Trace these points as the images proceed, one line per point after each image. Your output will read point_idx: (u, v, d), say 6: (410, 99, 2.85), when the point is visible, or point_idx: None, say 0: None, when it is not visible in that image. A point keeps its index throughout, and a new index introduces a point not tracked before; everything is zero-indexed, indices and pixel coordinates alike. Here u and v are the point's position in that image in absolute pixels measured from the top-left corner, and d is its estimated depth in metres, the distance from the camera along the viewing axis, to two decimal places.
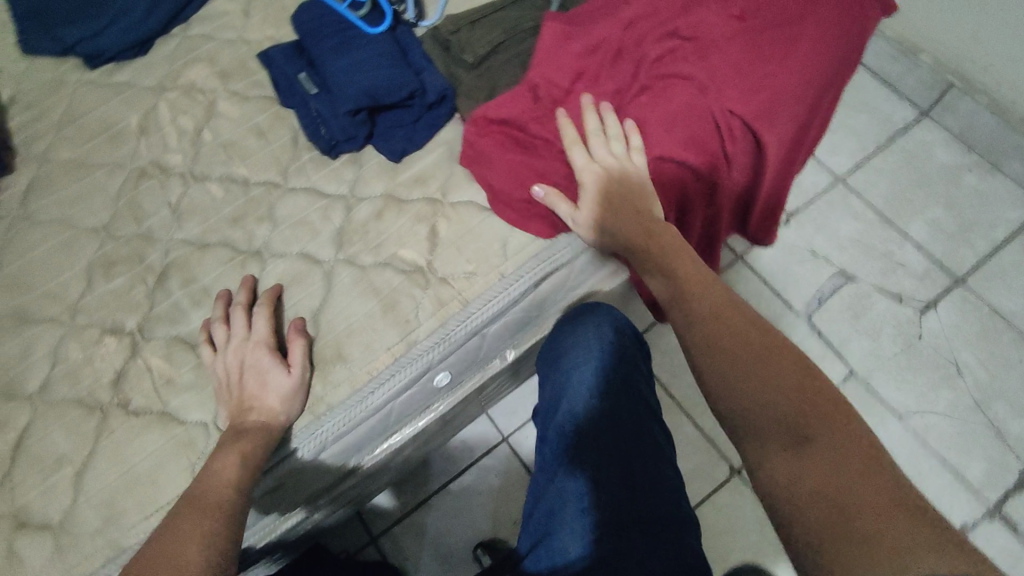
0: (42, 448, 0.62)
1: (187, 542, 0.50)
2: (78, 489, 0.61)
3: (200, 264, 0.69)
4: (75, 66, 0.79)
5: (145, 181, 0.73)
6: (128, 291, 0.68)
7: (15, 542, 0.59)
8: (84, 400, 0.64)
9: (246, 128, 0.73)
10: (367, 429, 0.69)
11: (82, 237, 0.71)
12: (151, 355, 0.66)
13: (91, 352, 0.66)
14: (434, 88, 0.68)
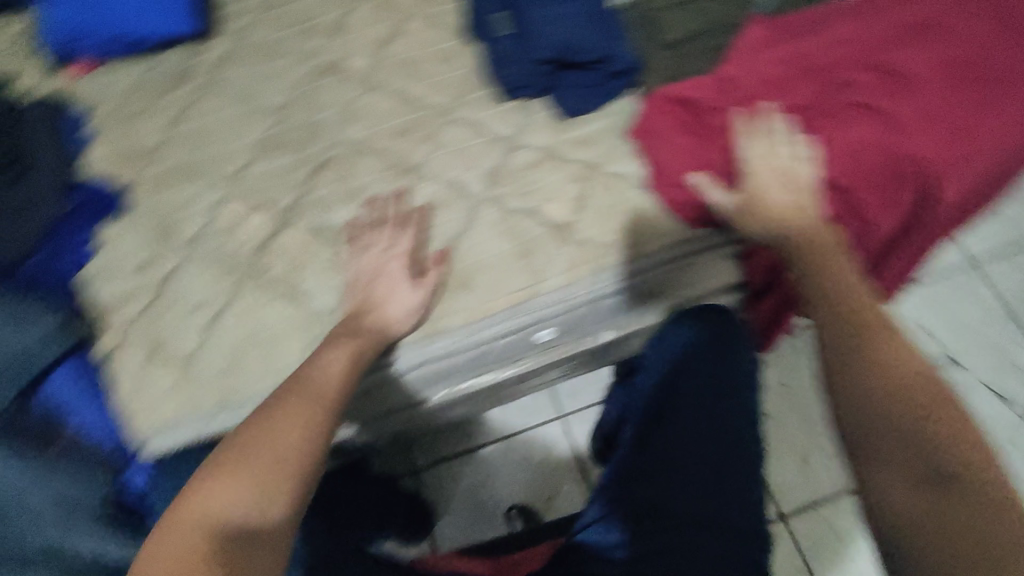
0: (185, 290, 0.68)
1: (290, 424, 0.51)
2: (207, 334, 0.66)
3: (358, 165, 0.72)
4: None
5: (327, 77, 0.76)
6: (288, 173, 0.72)
7: (149, 364, 0.66)
8: (229, 259, 0.69)
9: (431, 51, 0.76)
10: (466, 364, 0.70)
11: (259, 112, 0.75)
12: (296, 235, 0.70)
13: (244, 218, 0.71)
14: (622, 60, 0.69)
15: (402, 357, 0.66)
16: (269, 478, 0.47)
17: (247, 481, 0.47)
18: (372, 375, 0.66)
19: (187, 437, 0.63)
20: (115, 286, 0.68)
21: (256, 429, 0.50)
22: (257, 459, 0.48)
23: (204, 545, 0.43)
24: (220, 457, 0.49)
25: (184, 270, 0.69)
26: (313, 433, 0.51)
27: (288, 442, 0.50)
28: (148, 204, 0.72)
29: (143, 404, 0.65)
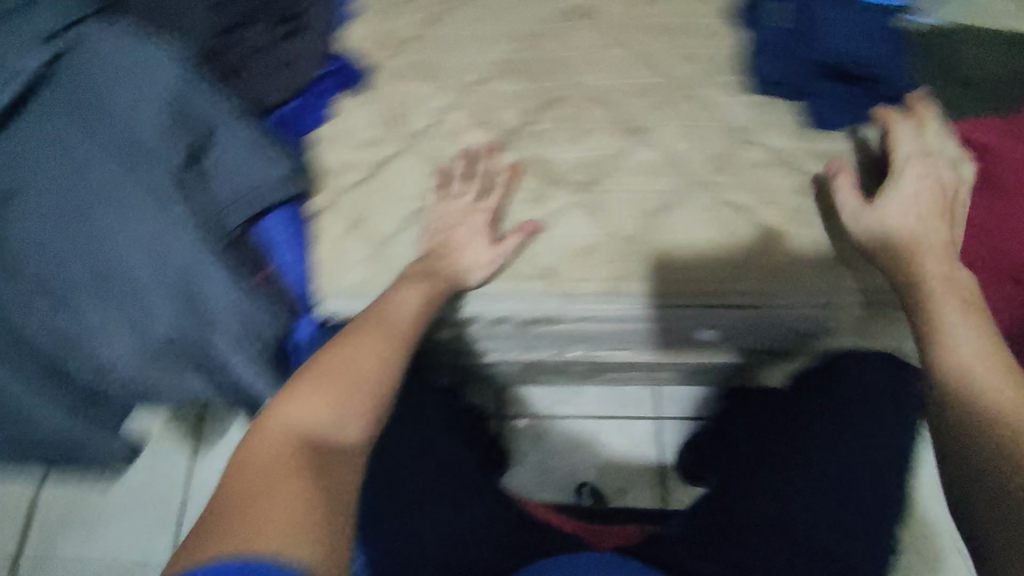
0: (398, 176, 0.71)
1: (364, 355, 0.55)
2: (406, 224, 0.70)
3: (586, 111, 0.73)
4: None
5: (581, 18, 0.77)
6: (519, 98, 0.74)
7: (348, 233, 0.69)
8: (444, 160, 0.72)
9: (690, 23, 0.75)
10: (624, 330, 0.70)
11: (508, 34, 0.77)
12: (509, 159, 0.72)
13: (467, 128, 0.73)
14: (895, 86, 0.68)
15: (568, 307, 0.67)
16: (348, 398, 0.51)
17: (330, 399, 0.50)
18: (532, 312, 0.68)
19: (357, 307, 0.69)
20: (339, 152, 0.72)
21: (331, 358, 0.54)
22: (337, 381, 0.52)
23: (297, 444, 0.46)
24: (301, 378, 0.52)
25: (401, 159, 0.72)
26: (383, 365, 0.55)
27: (363, 370, 0.54)
28: (385, 87, 0.75)
29: (334, 267, 0.69)
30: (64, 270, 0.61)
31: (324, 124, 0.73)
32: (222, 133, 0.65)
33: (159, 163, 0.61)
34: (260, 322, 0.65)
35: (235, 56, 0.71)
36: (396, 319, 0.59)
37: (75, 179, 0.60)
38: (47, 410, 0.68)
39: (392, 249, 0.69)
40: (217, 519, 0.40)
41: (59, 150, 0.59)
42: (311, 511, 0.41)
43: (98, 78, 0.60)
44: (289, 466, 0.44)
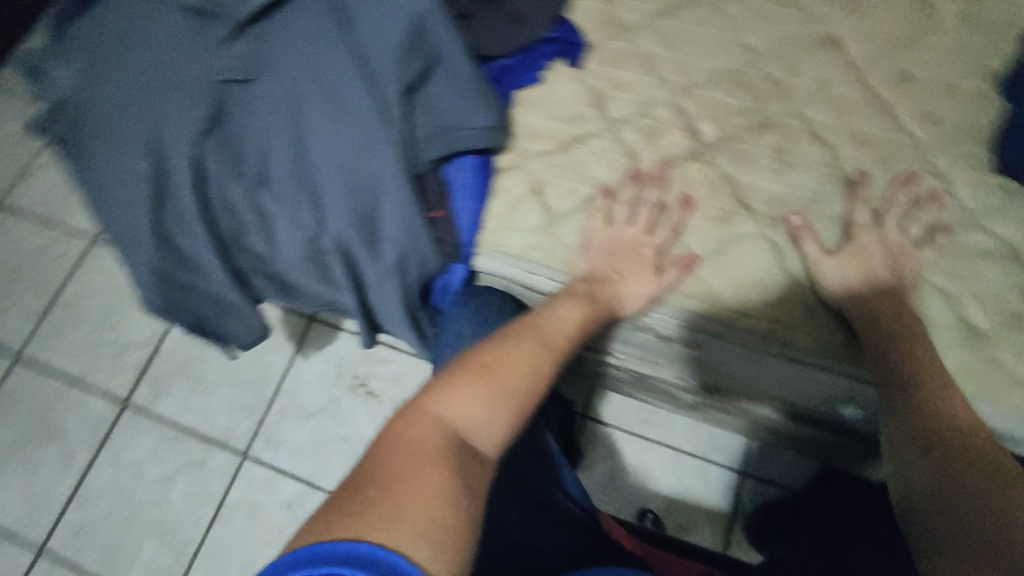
0: (586, 159, 0.70)
1: (521, 364, 0.55)
2: (582, 208, 0.69)
3: (799, 145, 0.68)
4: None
5: (822, 46, 0.72)
6: (731, 114, 0.71)
7: (524, 200, 0.69)
8: (634, 156, 0.70)
9: (942, 81, 0.69)
10: (761, 372, 0.68)
11: (738, 44, 0.73)
12: (704, 173, 0.68)
13: (670, 129, 0.71)
14: None
15: (723, 336, 0.65)
16: (497, 404, 0.51)
17: (482, 400, 0.51)
18: (684, 327, 0.66)
19: (511, 275, 0.69)
20: (537, 119, 0.72)
21: (490, 356, 0.54)
22: (492, 382, 0.52)
23: (444, 438, 0.47)
24: (458, 369, 0.53)
25: (596, 141, 0.71)
26: (534, 378, 0.55)
27: (516, 378, 0.54)
28: (600, 66, 0.74)
29: (501, 227, 0.69)
30: (276, 150, 0.65)
31: (531, 87, 0.73)
32: (445, 66, 0.66)
33: (387, 76, 0.63)
34: (423, 250, 0.67)
35: (471, 1, 0.72)
36: (555, 333, 0.59)
37: (311, 70, 0.63)
38: (212, 273, 0.72)
39: (564, 229, 0.68)
40: (358, 492, 0.41)
41: (306, 41, 0.63)
42: (443, 508, 0.42)
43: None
44: (434, 457, 0.45)
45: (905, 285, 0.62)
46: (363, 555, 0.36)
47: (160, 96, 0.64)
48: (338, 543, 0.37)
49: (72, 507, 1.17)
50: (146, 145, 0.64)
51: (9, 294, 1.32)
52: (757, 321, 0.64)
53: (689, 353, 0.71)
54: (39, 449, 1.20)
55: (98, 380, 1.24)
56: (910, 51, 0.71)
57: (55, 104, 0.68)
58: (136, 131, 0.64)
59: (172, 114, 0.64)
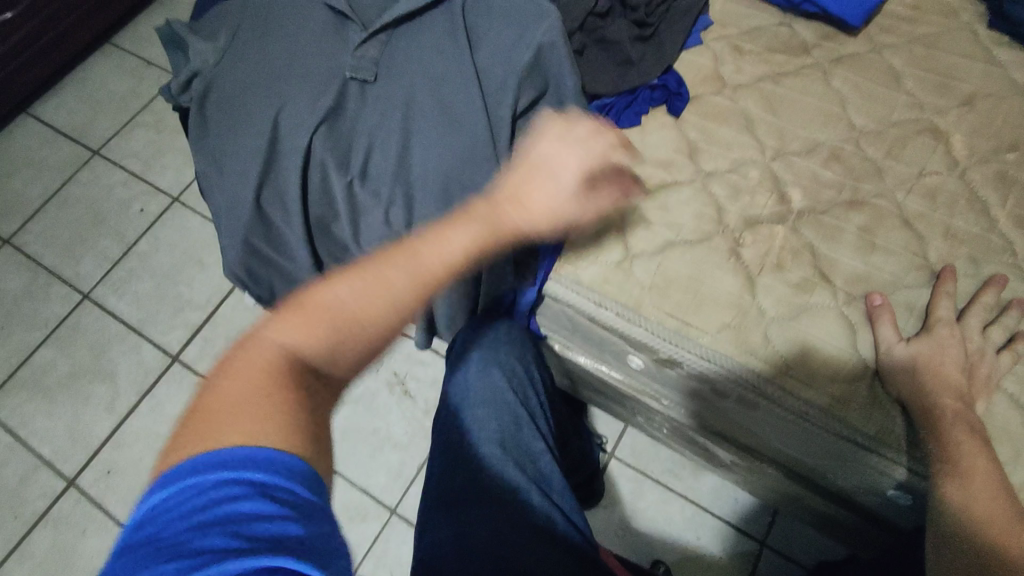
0: (671, 205, 0.71)
1: (378, 288, 0.45)
2: (661, 251, 0.69)
3: (888, 228, 0.68)
4: (972, 13, 0.80)
5: (925, 135, 0.72)
6: (823, 185, 0.71)
7: (604, 235, 0.71)
8: (721, 209, 0.71)
9: None
10: (809, 440, 0.67)
11: (840, 120, 0.74)
12: (789, 238, 0.68)
13: (760, 190, 0.71)
14: None
15: (782, 402, 0.64)
16: (342, 334, 0.44)
17: (324, 331, 0.44)
18: (741, 388, 0.66)
19: (579, 304, 0.70)
20: (630, 160, 0.74)
21: (336, 284, 0.45)
22: (338, 310, 0.44)
23: (282, 374, 0.43)
24: (305, 291, 0.46)
25: (684, 189, 0.72)
26: (396, 303, 0.46)
27: (377, 303, 0.45)
28: (700, 119, 0.76)
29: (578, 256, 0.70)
30: (384, 147, 0.68)
31: (629, 129, 0.76)
32: (556, 97, 0.69)
33: (501, 97, 0.66)
34: (500, 266, 0.69)
35: (585, 40, 0.75)
36: (433, 256, 0.48)
37: (432, 80, 0.67)
38: (296, 250, 0.75)
39: (639, 269, 0.69)
40: (201, 421, 0.41)
41: (433, 53, 0.67)
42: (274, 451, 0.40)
43: (489, 12, 0.68)
44: (273, 394, 0.42)
45: (968, 382, 0.60)
46: (260, 460, 0.39)
47: (289, 81, 0.68)
48: (220, 451, 0.39)
49: (107, 447, 1.21)
50: (267, 123, 0.68)
51: (90, 236, 1.40)
52: (823, 398, 0.63)
53: (737, 410, 0.70)
54: (89, 386, 1.26)
55: (154, 331, 1.30)
56: (1017, 155, 0.70)
57: (190, 73, 0.73)
58: (259, 108, 0.69)
59: (297, 98, 0.68)
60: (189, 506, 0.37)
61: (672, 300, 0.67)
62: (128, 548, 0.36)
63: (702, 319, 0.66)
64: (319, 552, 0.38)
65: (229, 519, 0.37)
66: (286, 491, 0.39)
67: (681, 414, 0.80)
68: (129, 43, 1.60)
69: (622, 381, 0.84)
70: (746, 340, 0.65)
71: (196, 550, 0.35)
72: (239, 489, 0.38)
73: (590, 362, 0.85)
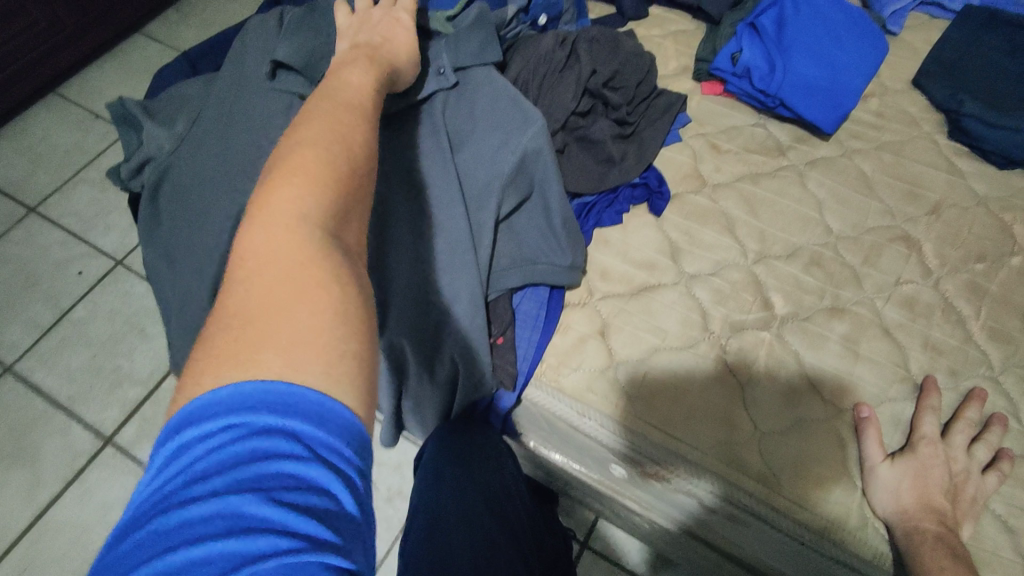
0: (656, 309, 0.69)
1: (343, 131, 0.41)
2: (647, 358, 0.66)
3: (871, 338, 0.68)
4: (933, 123, 0.84)
5: (899, 243, 0.73)
6: (805, 290, 0.71)
7: (588, 339, 0.67)
8: (706, 315, 0.69)
9: (1016, 302, 0.70)
10: (789, 557, 0.64)
11: (817, 224, 0.75)
12: (776, 347, 0.67)
13: (744, 295, 0.70)
14: None
15: (772, 523, 0.61)
16: (339, 176, 0.38)
17: (324, 183, 0.37)
18: (729, 506, 0.63)
19: (559, 412, 0.66)
20: (613, 260, 0.72)
21: (307, 148, 0.38)
22: (323, 155, 0.38)
23: (304, 244, 0.35)
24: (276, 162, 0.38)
25: (668, 293, 0.70)
26: (368, 143, 0.42)
27: (353, 148, 0.41)
28: (681, 219, 0.75)
29: (560, 362, 0.67)
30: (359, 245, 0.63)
31: (610, 228, 0.74)
32: (538, 198, 0.67)
33: (484, 201, 0.64)
34: (477, 375, 0.64)
35: (567, 137, 0.74)
36: (351, 90, 0.47)
37: (412, 178, 0.64)
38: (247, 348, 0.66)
39: (624, 377, 0.66)
40: (223, 349, 0.31)
41: (412, 152, 0.64)
42: (333, 331, 0.33)
43: (472, 115, 0.66)
44: (306, 273, 0.34)
45: (952, 504, 0.58)
46: (312, 402, 0.30)
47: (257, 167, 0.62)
48: (254, 385, 0.30)
49: (23, 543, 1.07)
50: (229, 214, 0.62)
51: (19, 301, 1.28)
52: (814, 516, 0.60)
53: (718, 524, 0.67)
54: (6, 472, 1.13)
55: (86, 409, 1.18)
56: (987, 266, 0.72)
57: (144, 157, 0.68)
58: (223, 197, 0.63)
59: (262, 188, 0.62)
60: (223, 461, 0.28)
61: (658, 412, 0.64)
62: (148, 510, 0.27)
63: (689, 434, 0.63)
64: (365, 550, 0.30)
65: (271, 485, 0.28)
66: (338, 455, 0.30)
67: (665, 522, 0.76)
68: (79, 94, 1.52)
69: (601, 484, 0.79)
70: (733, 456, 0.63)
71: (230, 522, 0.27)
72: (288, 449, 0.29)
73: (567, 462, 0.81)
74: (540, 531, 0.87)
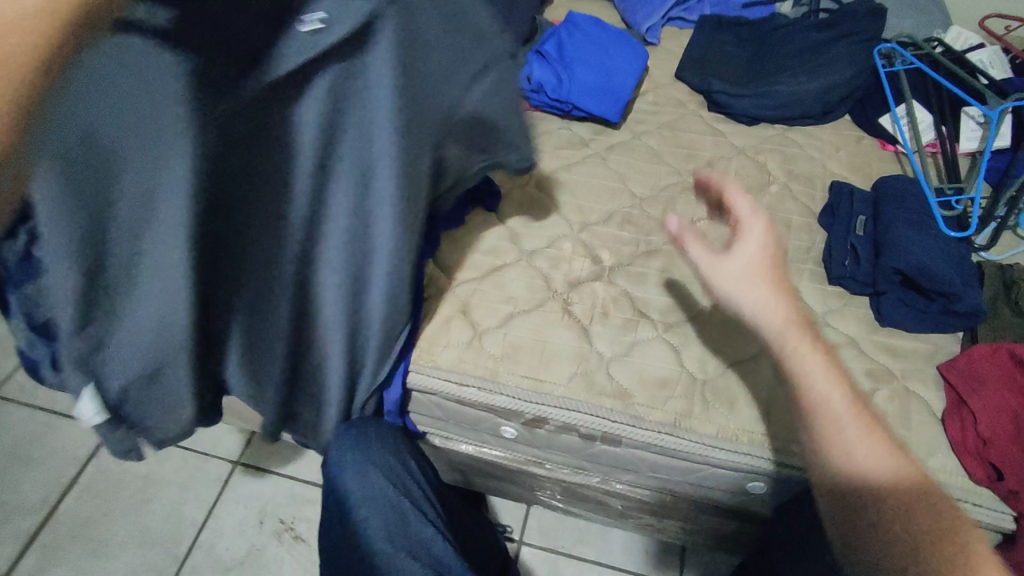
0: (505, 283, 0.81)
1: None
2: (506, 322, 0.77)
3: (681, 267, 0.83)
4: (696, 102, 1.05)
5: (687, 193, 0.91)
6: (623, 242, 0.86)
7: (453, 321, 0.77)
8: (548, 279, 0.81)
9: (780, 217, 0.88)
10: (653, 456, 0.76)
11: (623, 192, 0.91)
12: (608, 291, 0.80)
13: (576, 257, 0.84)
14: (968, 303, 0.74)
15: (636, 428, 0.72)
16: None
17: None
18: (603, 426, 0.73)
19: (440, 388, 0.74)
20: (463, 252, 0.83)
21: None
22: None
23: None
24: None
25: (514, 269, 0.82)
26: None
27: None
28: (514, 210, 0.88)
29: (431, 343, 0.76)
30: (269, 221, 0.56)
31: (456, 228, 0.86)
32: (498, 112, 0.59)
33: (430, 137, 0.56)
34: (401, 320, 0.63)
35: None
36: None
37: (353, 133, 0.53)
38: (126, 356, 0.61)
39: (489, 342, 0.76)
40: None
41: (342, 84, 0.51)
42: None
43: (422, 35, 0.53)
44: None
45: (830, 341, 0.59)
46: None
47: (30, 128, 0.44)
48: None
49: None
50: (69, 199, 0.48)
51: None
52: (664, 414, 0.72)
53: (595, 449, 0.78)
54: None
55: None
56: (754, 196, 0.91)
57: None
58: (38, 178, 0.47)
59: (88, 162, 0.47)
60: None
61: (522, 363, 0.75)
62: None
63: (551, 374, 0.74)
64: None
65: None
66: None
67: (563, 467, 0.86)
68: None
69: (502, 456, 0.88)
70: (591, 381, 0.74)
71: None
72: None
73: (468, 447, 0.89)
74: (460, 521, 0.94)
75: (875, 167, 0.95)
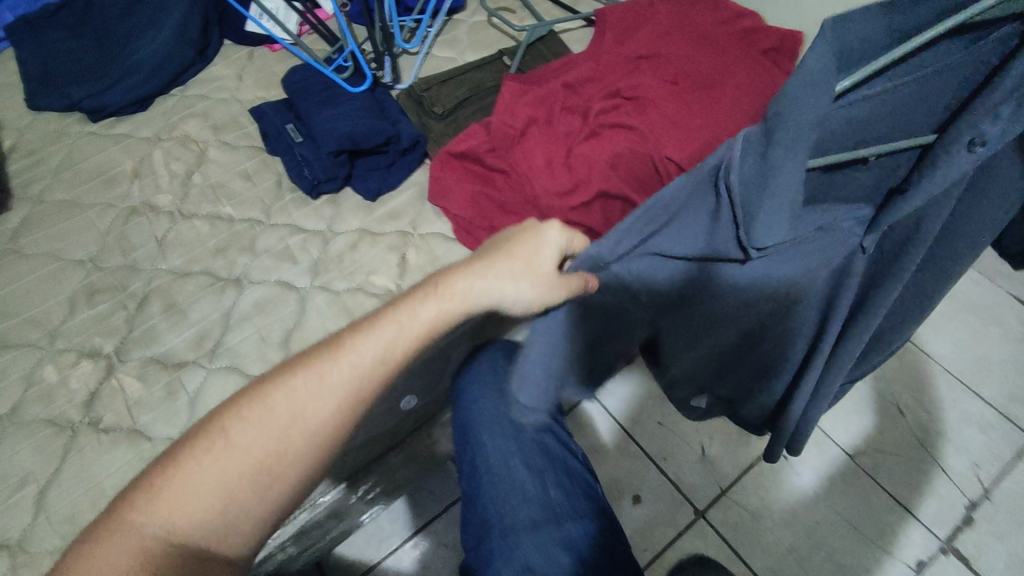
0: (4, 466, 0.54)
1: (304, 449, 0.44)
2: (41, 507, 0.52)
3: (182, 290, 0.65)
4: (53, 118, 0.78)
5: (135, 219, 0.70)
6: (108, 317, 0.63)
7: None
8: (56, 420, 0.57)
9: (233, 172, 0.74)
10: None
11: (68, 269, 0.66)
12: (127, 375, 0.59)
13: (62, 380, 0.59)
14: (408, 135, 0.74)
15: None
16: (255, 498, 0.43)
17: (248, 491, 0.43)
18: None
19: None
20: None
21: (244, 473, 0.43)
22: (261, 487, 0.44)
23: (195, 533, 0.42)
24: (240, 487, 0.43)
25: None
26: (295, 458, 0.44)
27: (285, 468, 0.44)
28: None
29: None
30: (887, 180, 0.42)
31: None
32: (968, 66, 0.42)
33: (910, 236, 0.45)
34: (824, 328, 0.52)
35: None
36: (332, 373, 0.45)
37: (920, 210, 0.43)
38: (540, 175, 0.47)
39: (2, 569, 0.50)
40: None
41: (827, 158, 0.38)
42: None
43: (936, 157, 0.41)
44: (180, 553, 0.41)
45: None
46: None
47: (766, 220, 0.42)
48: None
49: None
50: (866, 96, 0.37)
51: None
52: None
53: None
54: None
55: None
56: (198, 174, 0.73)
57: None
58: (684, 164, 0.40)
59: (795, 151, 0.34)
60: None
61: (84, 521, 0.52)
62: None
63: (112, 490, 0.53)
64: None
65: None
66: None
67: (276, 553, 0.70)
68: None
69: None
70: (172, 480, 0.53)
71: None
72: None
73: None
74: None
75: (284, 66, 0.84)
